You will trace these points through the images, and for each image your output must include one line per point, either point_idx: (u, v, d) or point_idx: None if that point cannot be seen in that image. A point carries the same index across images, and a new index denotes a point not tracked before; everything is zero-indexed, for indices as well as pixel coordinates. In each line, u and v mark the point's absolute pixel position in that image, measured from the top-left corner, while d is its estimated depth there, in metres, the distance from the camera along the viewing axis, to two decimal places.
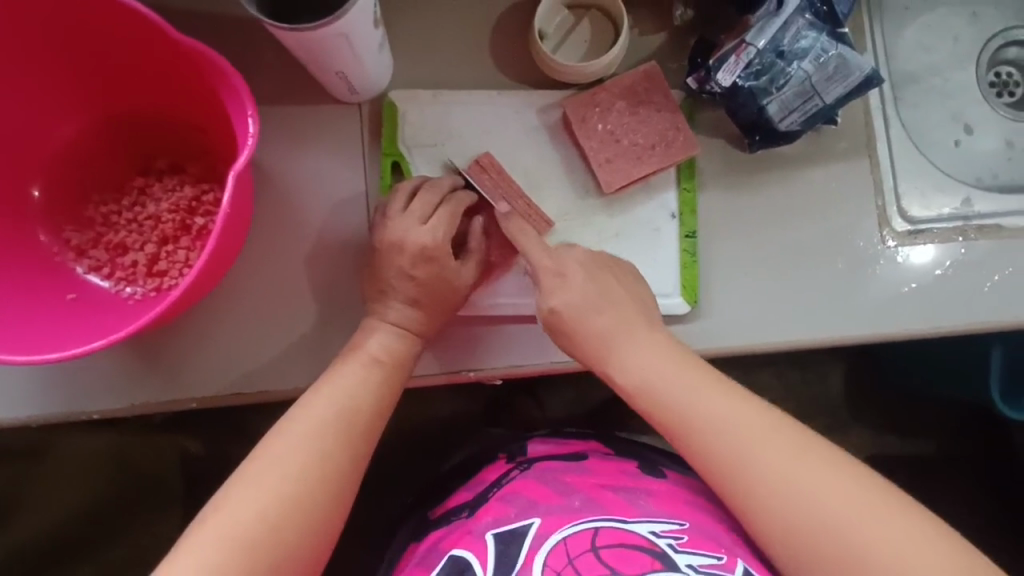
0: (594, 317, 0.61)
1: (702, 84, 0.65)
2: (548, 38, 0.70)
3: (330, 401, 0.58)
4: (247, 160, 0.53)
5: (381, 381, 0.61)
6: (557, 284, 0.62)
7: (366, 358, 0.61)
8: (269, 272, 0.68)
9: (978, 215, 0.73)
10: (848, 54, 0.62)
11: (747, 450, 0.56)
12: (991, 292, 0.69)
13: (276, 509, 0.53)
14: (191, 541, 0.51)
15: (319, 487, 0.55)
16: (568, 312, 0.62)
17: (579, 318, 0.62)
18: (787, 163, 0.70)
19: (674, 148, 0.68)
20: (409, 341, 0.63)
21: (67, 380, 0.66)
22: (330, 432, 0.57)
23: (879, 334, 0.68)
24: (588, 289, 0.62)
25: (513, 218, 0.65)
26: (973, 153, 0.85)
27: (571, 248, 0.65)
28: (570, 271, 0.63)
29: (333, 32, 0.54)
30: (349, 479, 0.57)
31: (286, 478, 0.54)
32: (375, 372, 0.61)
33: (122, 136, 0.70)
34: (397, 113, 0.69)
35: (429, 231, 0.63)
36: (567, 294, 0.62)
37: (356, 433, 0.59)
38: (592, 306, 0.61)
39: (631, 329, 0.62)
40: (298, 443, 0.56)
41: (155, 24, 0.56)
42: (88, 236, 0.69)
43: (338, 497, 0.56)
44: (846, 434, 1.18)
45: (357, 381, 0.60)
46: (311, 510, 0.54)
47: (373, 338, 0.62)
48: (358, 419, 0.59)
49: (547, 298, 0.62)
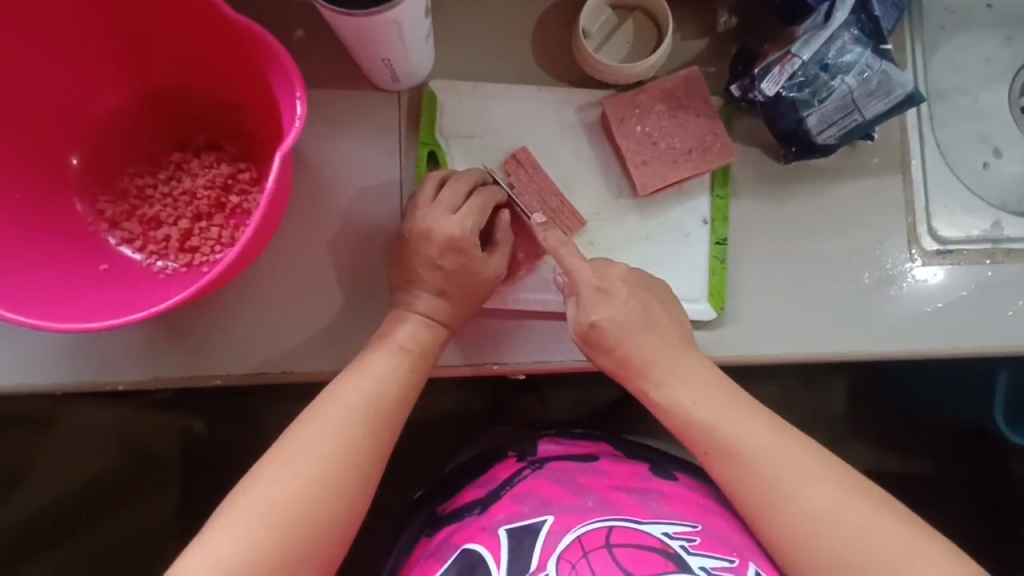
0: (639, 337, 0.62)
1: (745, 93, 0.65)
2: (591, 37, 0.71)
3: (352, 387, 0.59)
4: (294, 142, 0.54)
5: (409, 370, 0.61)
6: (599, 300, 0.62)
7: (395, 347, 0.61)
8: (299, 254, 0.68)
9: (1007, 238, 0.73)
10: (892, 71, 0.63)
11: (765, 459, 0.58)
12: (1016, 316, 0.69)
13: (305, 494, 0.54)
14: (223, 519, 0.52)
15: (349, 474, 0.56)
16: (608, 329, 0.61)
17: (620, 335, 0.61)
18: (822, 176, 0.70)
19: (710, 154, 0.68)
20: (436, 329, 0.63)
21: (95, 349, 0.67)
22: (357, 419, 0.58)
23: (902, 351, 0.68)
24: (628, 308, 0.62)
25: (550, 228, 0.65)
26: (1000, 177, 0.86)
27: (611, 263, 0.64)
28: (614, 288, 0.62)
29: (385, 19, 0.54)
30: (371, 468, 0.57)
31: (313, 464, 0.55)
32: (403, 360, 0.61)
33: (162, 109, 0.70)
34: (436, 103, 0.69)
35: (458, 221, 0.62)
36: (610, 310, 0.61)
37: (381, 424, 0.59)
38: (632, 323, 0.62)
39: (668, 351, 0.62)
40: (327, 429, 0.57)
41: (212, 3, 0.56)
42: (122, 208, 0.69)
43: (362, 480, 0.57)
44: (847, 450, 1.18)
45: (387, 369, 0.60)
46: (339, 497, 0.55)
47: (403, 327, 0.62)
48: (382, 409, 0.59)
49: (589, 313, 0.61)
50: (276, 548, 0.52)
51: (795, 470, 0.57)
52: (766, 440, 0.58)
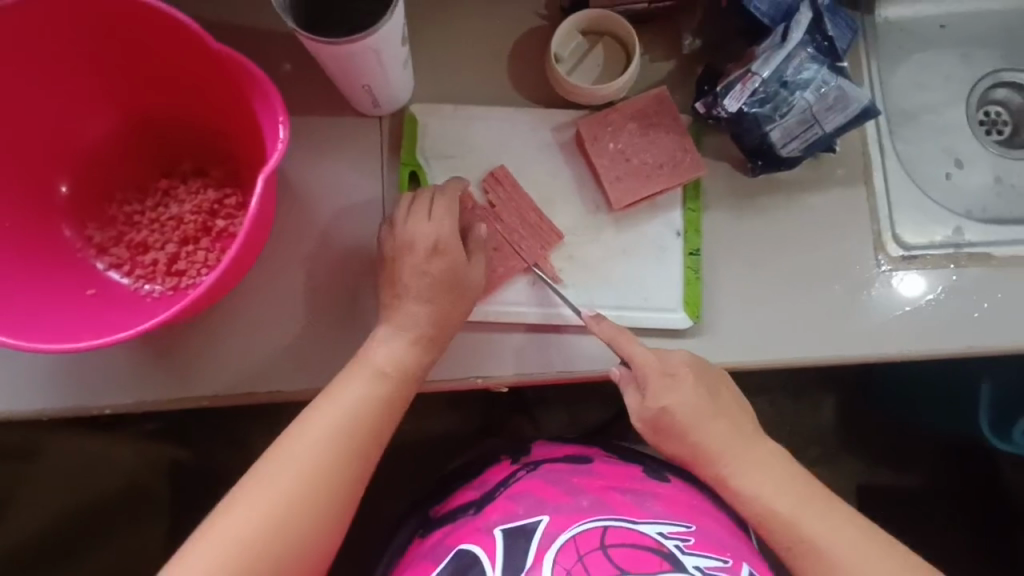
0: (711, 423, 0.64)
1: (709, 109, 0.67)
2: (563, 62, 0.73)
3: (332, 411, 0.59)
4: (278, 163, 0.56)
5: (389, 393, 0.62)
6: (667, 384, 0.63)
7: (374, 368, 0.62)
8: (285, 275, 0.70)
9: (968, 243, 0.75)
10: (847, 86, 0.66)
11: (774, 495, 0.61)
12: (980, 318, 0.71)
13: (281, 514, 0.54)
14: (204, 534, 0.53)
15: (329, 495, 0.57)
16: (678, 416, 0.63)
17: (690, 421, 0.63)
18: (789, 188, 0.73)
19: (682, 169, 0.71)
20: (419, 350, 0.63)
21: (83, 374, 0.67)
22: (334, 442, 0.58)
23: (874, 355, 0.70)
24: (697, 394, 0.63)
25: (603, 320, 0.66)
26: (963, 188, 0.89)
27: (673, 349, 0.66)
28: (680, 371, 0.64)
29: (363, 47, 0.57)
30: (353, 485, 0.58)
31: (293, 484, 0.55)
32: (383, 382, 0.62)
33: (150, 138, 0.72)
34: (417, 125, 0.72)
35: (437, 226, 0.64)
36: (679, 396, 0.63)
37: (361, 447, 0.59)
38: (702, 410, 0.63)
39: (748, 444, 0.64)
40: (306, 452, 0.57)
41: (197, 36, 0.59)
42: (111, 234, 0.71)
43: (339, 500, 0.57)
44: (837, 464, 1.20)
45: (365, 393, 0.61)
46: (316, 519, 0.56)
47: (382, 349, 0.63)
48: (366, 428, 0.60)
49: (658, 398, 0.63)
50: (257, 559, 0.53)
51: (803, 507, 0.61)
52: (790, 492, 0.61)
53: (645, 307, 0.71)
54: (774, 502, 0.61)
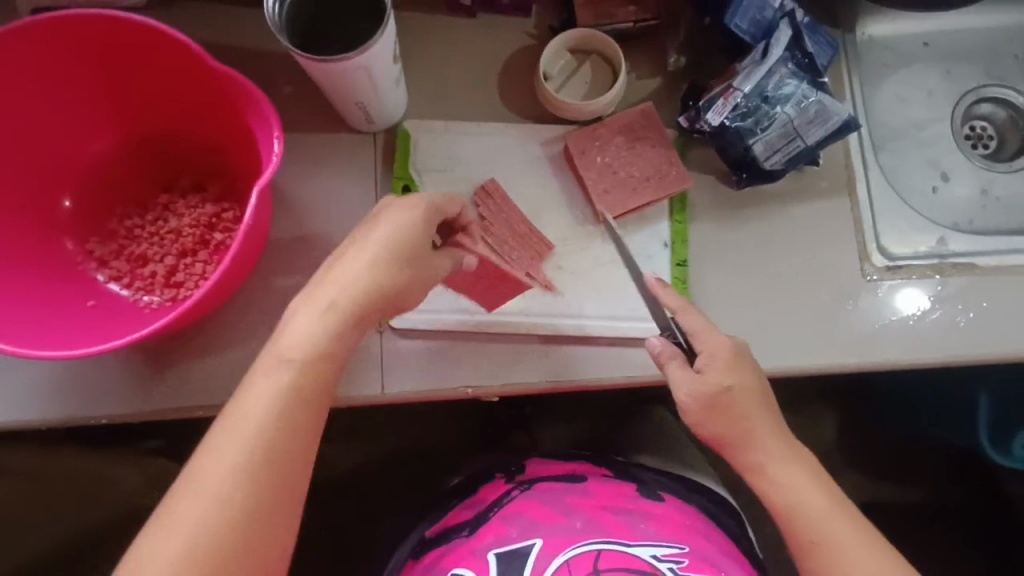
0: (763, 411, 0.64)
1: (692, 123, 0.70)
2: (552, 79, 0.75)
3: (243, 417, 0.52)
4: (272, 176, 0.58)
5: (301, 384, 0.54)
6: (736, 366, 0.63)
7: (282, 361, 0.54)
8: (281, 287, 0.71)
9: (952, 253, 0.76)
10: (827, 101, 0.68)
11: (808, 505, 0.63)
12: (966, 327, 0.72)
13: (202, 537, 0.50)
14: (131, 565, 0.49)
15: (254, 508, 0.51)
16: (739, 399, 0.63)
17: (750, 407, 0.63)
18: (773, 200, 0.74)
19: (668, 181, 0.73)
20: (337, 331, 0.55)
21: (82, 384, 0.69)
22: (247, 451, 0.52)
23: (861, 364, 0.71)
24: (758, 381, 0.64)
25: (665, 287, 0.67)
26: (950, 200, 0.91)
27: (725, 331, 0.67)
28: (745, 355, 0.64)
29: (356, 64, 0.59)
30: (279, 490, 0.52)
31: (211, 503, 0.50)
32: (291, 373, 0.54)
33: (151, 154, 0.74)
34: (410, 140, 0.74)
35: (433, 205, 0.59)
36: (744, 379, 0.63)
37: (278, 448, 0.52)
38: (761, 397, 0.64)
39: (786, 442, 0.65)
40: (217, 468, 0.51)
41: (197, 55, 0.61)
42: (111, 247, 0.72)
43: (266, 509, 0.51)
44: (841, 481, 1.19)
45: (273, 391, 0.53)
46: (242, 536, 0.50)
47: (293, 338, 0.55)
48: (281, 425, 0.53)
49: (726, 377, 0.63)
50: (200, 571, 0.49)
51: (835, 521, 0.62)
52: (823, 503, 0.63)
53: (634, 317, 0.72)
54: (805, 513, 0.63)
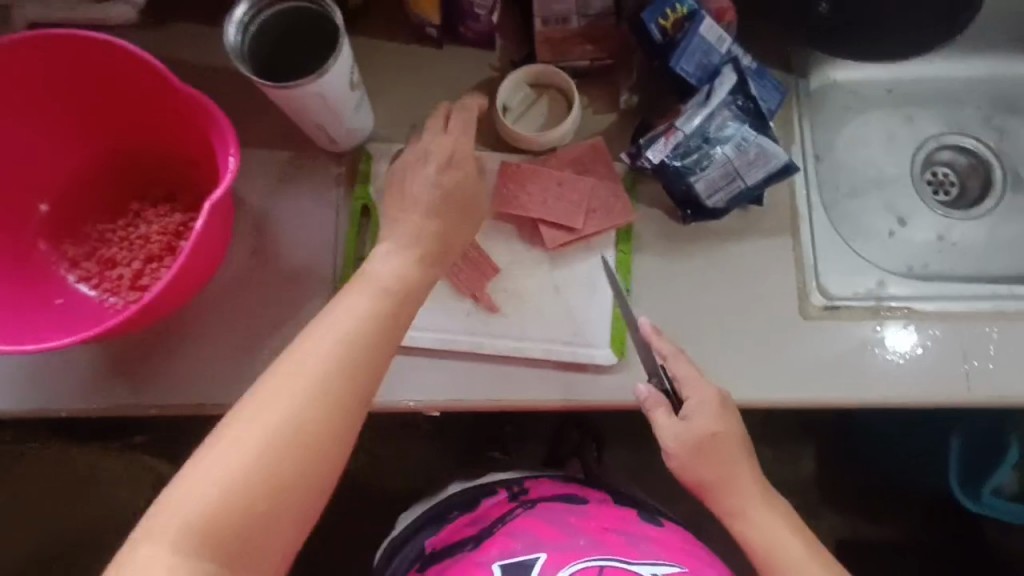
0: (743, 458, 0.67)
1: (635, 159, 0.73)
2: (511, 111, 0.79)
3: (277, 394, 0.52)
4: (222, 193, 0.61)
5: (344, 370, 0.54)
6: (722, 409, 0.66)
7: (329, 343, 0.54)
8: (240, 294, 0.75)
9: (889, 296, 0.78)
10: (767, 145, 0.70)
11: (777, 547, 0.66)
12: (901, 368, 0.73)
13: (220, 512, 0.49)
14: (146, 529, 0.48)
15: (278, 490, 0.51)
16: (722, 442, 0.66)
17: (730, 453, 0.67)
18: (717, 235, 0.77)
19: (614, 213, 0.76)
20: (377, 323, 0.57)
21: (45, 378, 0.73)
22: (281, 430, 0.51)
23: (794, 399, 0.73)
24: (738, 428, 0.67)
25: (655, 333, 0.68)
26: (907, 244, 0.92)
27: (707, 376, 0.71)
28: (728, 403, 0.67)
29: (311, 91, 0.63)
30: (304, 480, 0.52)
31: (237, 476, 0.50)
32: (335, 358, 0.54)
33: (127, 163, 0.78)
34: (371, 161, 0.78)
35: (465, 114, 0.66)
36: (728, 423, 0.66)
37: (308, 436, 0.52)
38: (741, 443, 0.67)
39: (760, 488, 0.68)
40: (246, 441, 0.51)
41: (165, 76, 0.66)
42: (84, 250, 0.77)
43: (291, 495, 0.51)
44: (815, 519, 1.19)
45: (317, 372, 0.53)
46: (259, 519, 0.50)
47: (334, 324, 0.56)
48: (321, 408, 0.53)
49: (711, 419, 0.66)
50: (208, 543, 0.48)
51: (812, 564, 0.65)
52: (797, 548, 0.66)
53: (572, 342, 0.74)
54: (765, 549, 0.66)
